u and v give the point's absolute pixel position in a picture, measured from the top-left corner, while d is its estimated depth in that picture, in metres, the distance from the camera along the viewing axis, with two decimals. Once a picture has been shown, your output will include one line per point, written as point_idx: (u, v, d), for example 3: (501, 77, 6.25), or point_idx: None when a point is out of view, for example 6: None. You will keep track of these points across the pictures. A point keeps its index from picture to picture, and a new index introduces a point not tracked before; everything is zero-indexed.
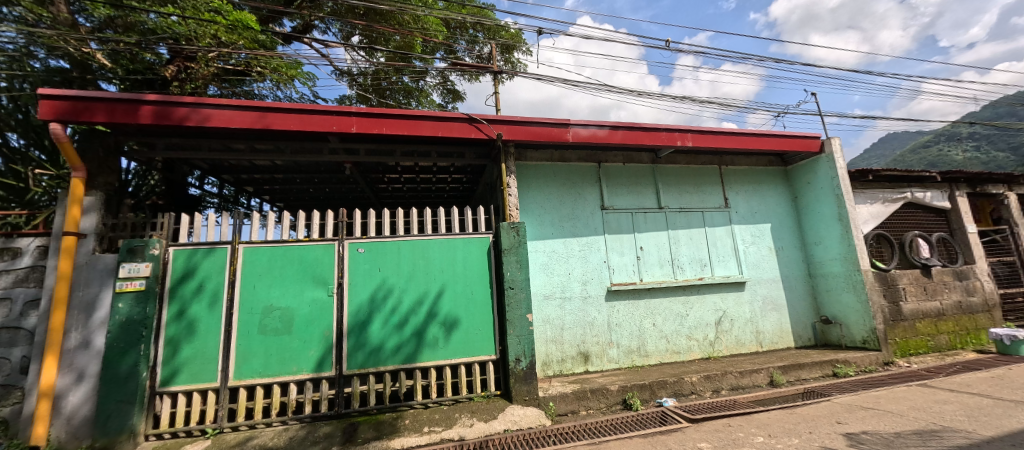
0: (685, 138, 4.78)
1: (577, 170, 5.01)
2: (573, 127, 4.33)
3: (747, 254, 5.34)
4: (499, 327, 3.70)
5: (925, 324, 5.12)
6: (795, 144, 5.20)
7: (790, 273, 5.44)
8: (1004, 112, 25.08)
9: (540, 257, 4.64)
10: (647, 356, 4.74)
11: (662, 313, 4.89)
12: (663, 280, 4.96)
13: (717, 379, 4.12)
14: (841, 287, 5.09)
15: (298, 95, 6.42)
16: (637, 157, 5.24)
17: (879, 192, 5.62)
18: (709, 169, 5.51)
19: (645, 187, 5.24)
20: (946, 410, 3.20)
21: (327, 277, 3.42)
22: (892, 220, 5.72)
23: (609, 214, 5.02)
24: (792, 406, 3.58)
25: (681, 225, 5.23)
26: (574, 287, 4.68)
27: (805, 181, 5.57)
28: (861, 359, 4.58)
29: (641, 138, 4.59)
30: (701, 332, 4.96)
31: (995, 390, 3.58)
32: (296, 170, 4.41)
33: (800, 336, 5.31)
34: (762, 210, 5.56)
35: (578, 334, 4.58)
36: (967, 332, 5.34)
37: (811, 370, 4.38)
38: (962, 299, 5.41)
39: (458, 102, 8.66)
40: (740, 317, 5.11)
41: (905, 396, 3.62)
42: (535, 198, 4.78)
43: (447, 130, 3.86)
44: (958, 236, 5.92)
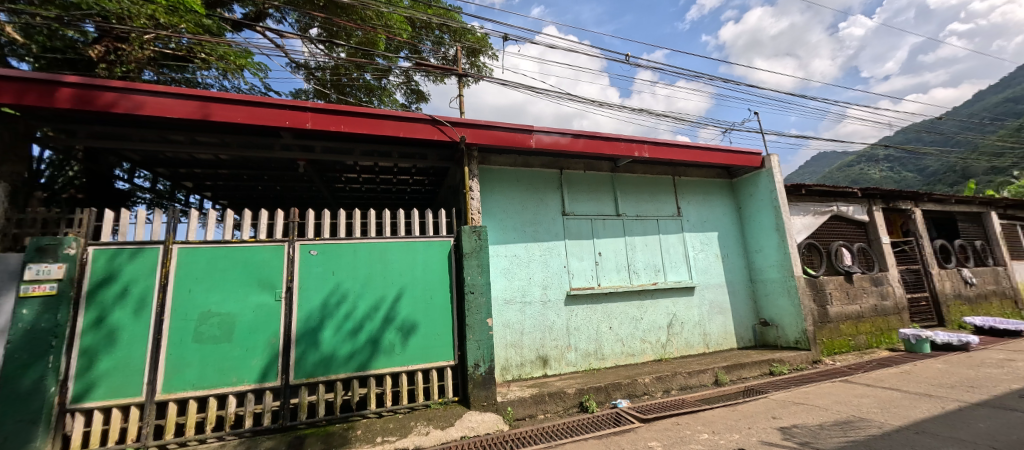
0: (642, 149, 4.98)
1: (539, 176, 5.08)
2: (537, 133, 4.39)
3: (696, 261, 5.64)
4: (458, 332, 3.65)
5: (848, 325, 5.64)
6: (740, 159, 5.59)
7: (734, 278, 5.80)
8: (912, 137, 28.42)
9: (501, 261, 4.64)
10: (603, 359, 4.87)
11: (618, 316, 5.05)
12: (619, 285, 5.12)
13: (668, 380, 4.30)
14: (778, 291, 5.51)
15: (248, 86, 6.06)
16: (597, 165, 5.40)
17: (811, 205, 6.16)
18: (664, 180, 5.78)
19: (604, 195, 5.40)
20: (863, 403, 3.54)
21: (274, 280, 3.22)
22: (821, 230, 6.28)
23: (570, 220, 5.12)
24: (734, 403, 3.81)
25: (637, 232, 5.44)
26: (534, 292, 4.71)
27: (748, 193, 5.99)
28: (794, 358, 4.96)
29: (601, 147, 4.74)
30: (653, 335, 5.16)
31: (903, 384, 4.01)
32: (243, 166, 4.13)
33: (742, 338, 5.67)
34: (711, 219, 5.90)
35: (537, 338, 4.61)
36: (881, 333, 5.94)
37: (751, 370, 4.69)
38: (877, 303, 6.02)
39: (422, 103, 8.52)
40: (689, 320, 5.39)
41: (830, 391, 3.96)
42: (498, 202, 4.79)
43: (410, 130, 3.78)
44: (875, 246, 6.60)
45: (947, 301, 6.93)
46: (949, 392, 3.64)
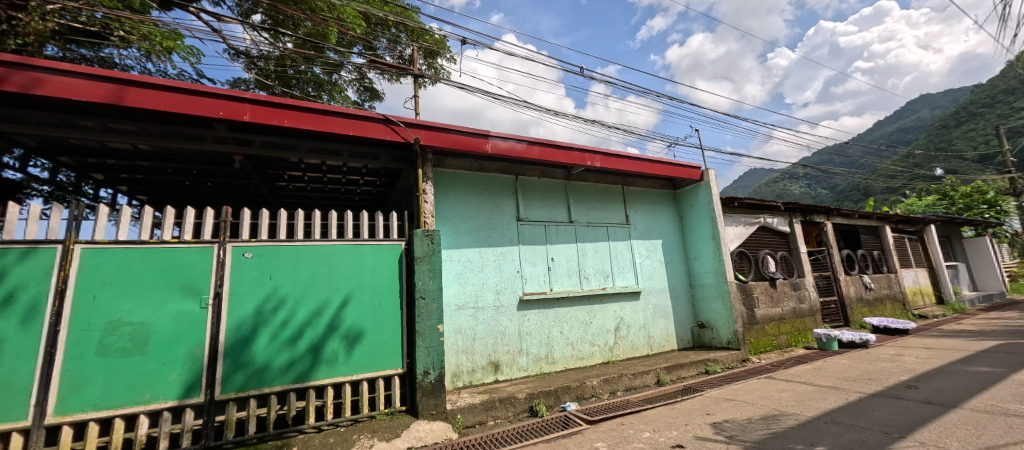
0: (594, 159, 5.15)
1: (495, 181, 5.09)
2: (493, 139, 4.40)
3: (642, 267, 5.92)
4: (407, 339, 3.54)
5: (771, 326, 6.18)
6: (683, 172, 5.96)
7: (676, 283, 6.16)
8: (825, 159, 32.01)
9: (454, 266, 4.57)
10: (554, 363, 4.94)
11: (568, 321, 5.15)
12: (570, 290, 5.24)
13: (614, 382, 4.45)
14: (713, 296, 5.92)
15: (176, 72, 5.55)
16: (551, 172, 5.51)
17: (742, 216, 6.70)
18: (613, 189, 6.02)
19: (557, 202, 5.51)
20: (784, 397, 3.88)
21: (200, 286, 2.93)
22: (750, 240, 6.84)
23: (524, 225, 5.17)
24: (673, 402, 4.02)
25: (588, 239, 5.61)
26: (487, 297, 4.69)
27: (689, 204, 6.40)
28: (726, 358, 5.35)
29: (556, 155, 4.84)
30: (602, 338, 5.33)
31: (817, 379, 4.46)
32: (168, 159, 3.73)
33: (682, 340, 6.01)
34: (656, 227, 6.23)
35: (489, 343, 4.59)
36: (799, 333, 6.57)
37: (689, 370, 4.98)
38: (796, 306, 6.67)
39: (376, 101, 8.25)
40: (635, 324, 5.62)
41: (756, 387, 4.31)
42: (452, 206, 4.72)
43: (361, 129, 3.62)
44: (794, 254, 7.30)
45: (851, 303, 7.83)
46: (852, 385, 4.10)
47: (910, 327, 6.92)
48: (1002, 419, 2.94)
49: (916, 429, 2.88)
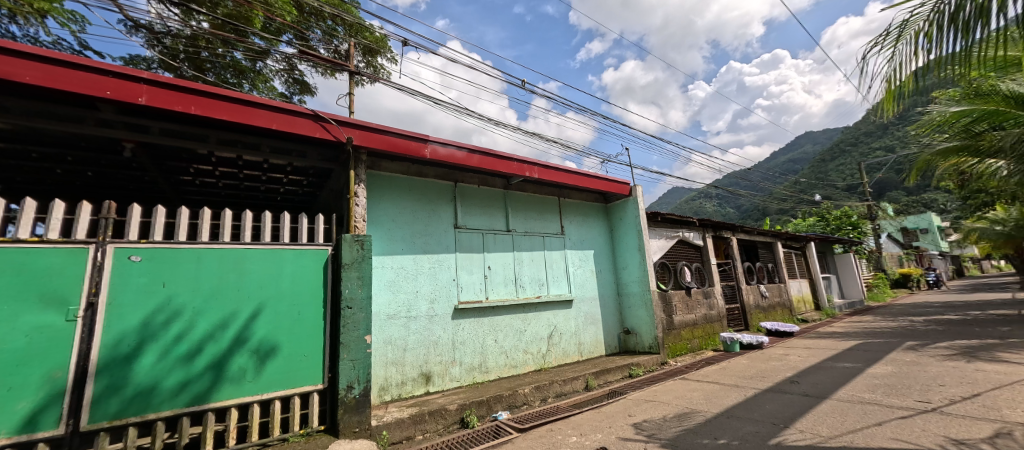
0: (532, 170, 5.27)
1: (433, 187, 4.98)
2: (432, 144, 4.31)
3: (575, 276, 6.15)
4: (330, 352, 3.29)
5: (686, 331, 6.75)
6: (614, 187, 6.33)
7: (605, 292, 6.48)
8: (732, 181, 36.08)
9: (386, 273, 4.37)
10: (487, 372, 4.91)
11: (503, 329, 5.16)
12: (505, 299, 5.27)
13: (545, 389, 4.53)
14: (638, 304, 6.32)
15: (54, 40, 4.70)
16: (490, 181, 5.53)
17: (663, 230, 7.28)
18: (550, 200, 6.21)
19: (496, 210, 5.54)
20: (694, 396, 4.25)
21: (68, 294, 2.47)
22: (670, 252, 7.44)
23: (461, 233, 5.11)
24: (599, 406, 4.20)
25: (524, 248, 5.70)
26: (420, 306, 4.54)
27: (618, 217, 6.80)
28: (647, 361, 5.73)
29: (495, 165, 4.87)
30: (535, 346, 5.41)
31: (722, 378, 4.95)
32: (35, 141, 3.12)
33: (610, 345, 6.32)
34: (588, 238, 6.53)
35: (421, 354, 4.43)
36: (708, 336, 7.25)
37: (614, 374, 5.24)
38: (706, 312, 7.36)
39: (306, 95, 7.70)
40: (567, 331, 5.80)
41: (672, 388, 4.67)
42: (387, 210, 4.53)
43: (285, 123, 3.33)
44: (707, 266, 8.07)
45: (750, 310, 8.84)
46: (749, 382, 4.62)
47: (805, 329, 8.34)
48: (859, 406, 3.50)
49: (798, 419, 3.31)
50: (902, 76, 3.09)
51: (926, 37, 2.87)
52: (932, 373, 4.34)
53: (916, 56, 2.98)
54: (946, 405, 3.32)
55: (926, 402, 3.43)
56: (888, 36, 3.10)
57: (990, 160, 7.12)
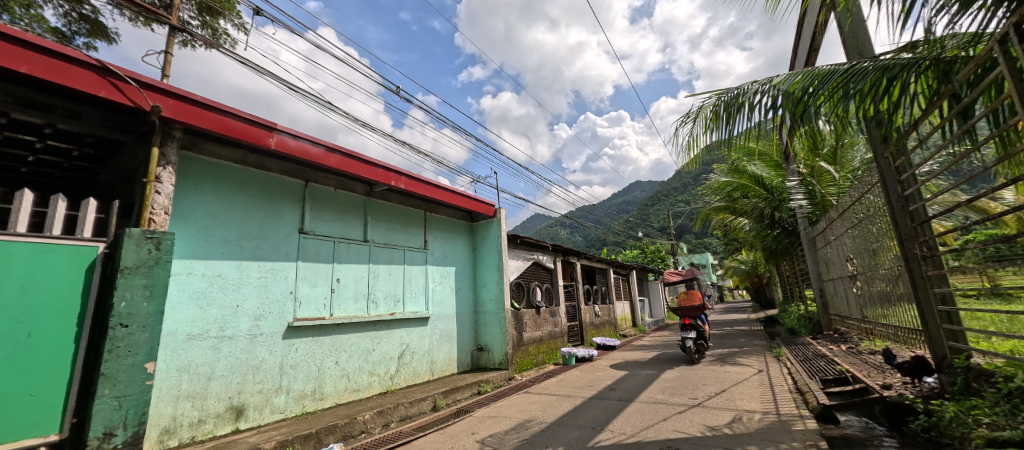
0: (399, 180, 5.02)
1: (276, 183, 4.27)
2: (280, 133, 3.72)
3: (434, 292, 6.03)
4: (80, 387, 2.43)
5: (533, 347, 7.24)
6: (480, 207, 6.50)
7: (462, 310, 6.49)
8: None
9: (194, 282, 3.49)
10: (322, 400, 4.31)
11: (348, 349, 4.64)
12: (354, 315, 4.79)
13: (388, 413, 4.22)
14: (492, 321, 6.53)
15: None
16: (350, 185, 5.05)
17: (520, 252, 7.75)
18: (415, 213, 6.01)
19: (353, 219, 5.06)
20: (534, 408, 4.51)
21: None
22: (526, 272, 7.92)
23: (307, 239, 4.48)
24: (444, 426, 4.12)
25: (382, 261, 5.33)
26: (240, 324, 3.76)
27: (481, 236, 6.99)
28: (496, 377, 5.90)
29: (358, 168, 4.48)
30: (383, 366, 5.01)
31: (558, 389, 5.44)
32: None
33: (462, 363, 6.30)
34: (451, 255, 6.50)
35: (231, 383, 3.62)
36: (551, 351, 7.92)
37: (463, 392, 5.23)
38: (551, 329, 8.07)
39: (101, 41, 5.83)
40: (420, 349, 5.58)
41: (515, 402, 4.90)
42: (205, 204, 3.67)
43: (46, 69, 2.41)
44: (554, 287, 8.87)
45: (586, 326, 10.06)
46: (579, 391, 5.18)
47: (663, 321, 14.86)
48: (655, 405, 4.27)
49: (611, 421, 3.84)
50: (695, 148, 4.05)
51: (711, 122, 3.84)
52: (702, 375, 5.62)
53: (705, 134, 3.96)
54: (708, 399, 4.30)
55: (695, 399, 4.39)
56: (690, 114, 4.03)
57: (741, 219, 9.91)
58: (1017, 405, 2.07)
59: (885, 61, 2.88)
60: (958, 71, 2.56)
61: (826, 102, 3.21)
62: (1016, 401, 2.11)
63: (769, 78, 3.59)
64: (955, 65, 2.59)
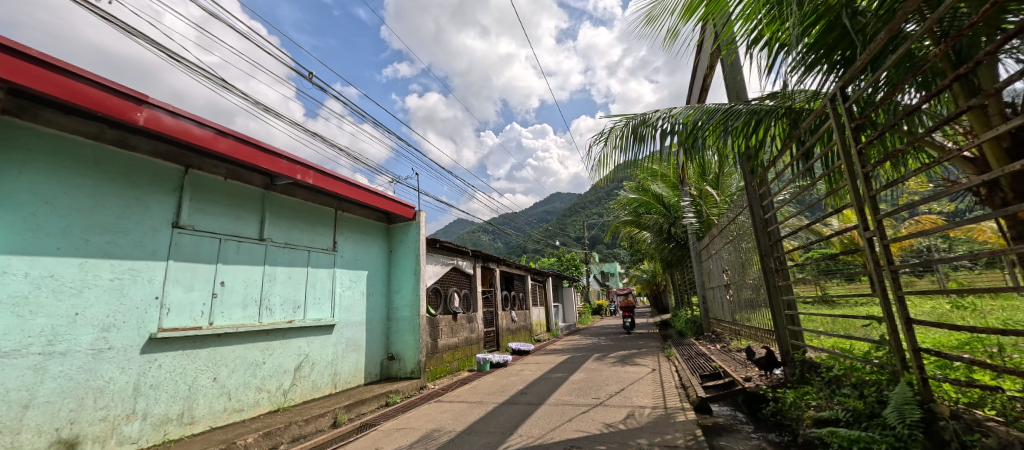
0: (306, 173, 4.57)
1: (145, 168, 3.59)
2: (153, 108, 3.15)
3: (341, 298, 5.57)
4: None
5: (447, 354, 7.10)
6: (399, 208, 6.20)
7: (373, 316, 6.11)
8: None
9: (10, 284, 2.76)
10: (192, 423, 3.68)
11: (230, 363, 4.05)
12: (241, 324, 4.20)
13: (277, 434, 3.76)
14: (405, 328, 6.24)
15: None
16: (245, 176, 4.46)
17: (439, 257, 7.56)
18: (325, 211, 5.52)
19: (247, 214, 4.46)
20: (444, 417, 4.40)
21: None
22: (444, 278, 7.72)
23: (184, 235, 3.83)
24: (344, 444, 3.79)
25: (280, 262, 4.78)
26: (81, 336, 3.06)
27: (397, 239, 6.66)
28: (406, 387, 5.62)
29: (255, 157, 3.97)
30: (274, 381, 4.47)
31: (470, 396, 5.38)
32: None
33: (370, 373, 5.90)
34: (363, 258, 6.08)
35: (60, 411, 2.91)
36: (466, 358, 7.83)
37: (369, 404, 4.89)
38: (466, 335, 8.00)
39: None
40: (321, 360, 5.09)
41: (425, 412, 4.72)
42: (36, 186, 2.93)
43: None
44: (473, 293, 8.81)
45: (502, 332, 10.18)
46: (490, 397, 5.18)
47: (604, 325, 18.18)
48: (562, 407, 4.45)
49: (520, 425, 3.90)
50: (606, 165, 4.38)
51: (620, 143, 4.19)
52: (606, 376, 6.04)
53: (614, 154, 4.30)
54: (609, 398, 4.62)
55: (598, 398, 4.68)
56: (602, 134, 4.35)
57: (644, 232, 10.98)
58: (834, 390, 2.58)
59: (755, 105, 3.43)
60: (803, 120, 3.15)
61: (711, 135, 3.72)
62: (834, 386, 2.63)
63: (670, 109, 4.05)
64: (801, 114, 3.18)
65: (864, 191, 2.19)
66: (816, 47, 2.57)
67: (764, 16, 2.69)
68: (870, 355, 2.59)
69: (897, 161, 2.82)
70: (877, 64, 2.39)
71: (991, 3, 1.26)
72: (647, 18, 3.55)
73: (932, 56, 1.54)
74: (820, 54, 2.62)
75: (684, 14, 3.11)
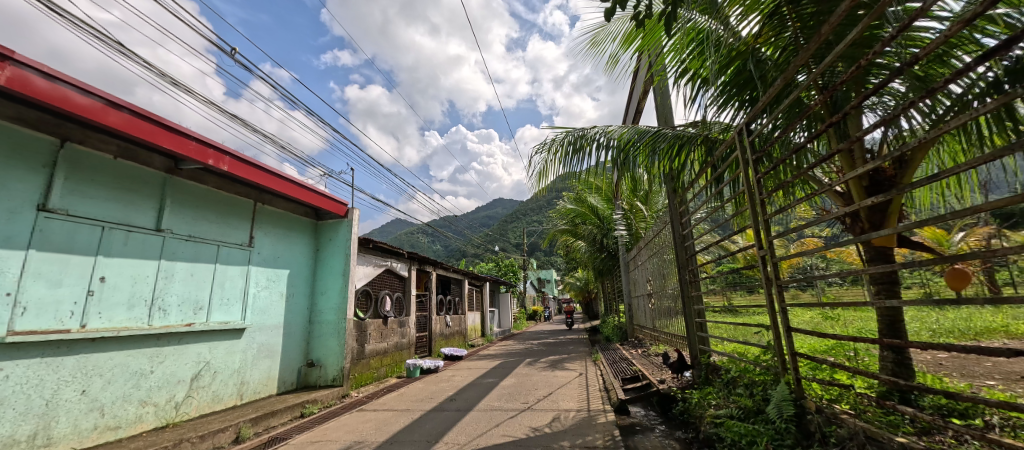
0: (220, 159, 4.10)
1: (5, 137, 2.98)
2: (20, 66, 2.63)
3: (255, 299, 5.06)
4: None
5: (374, 359, 6.75)
6: (328, 204, 5.80)
7: (292, 320, 5.61)
8: None
9: None
10: (48, 446, 3.08)
11: (107, 373, 3.47)
12: (125, 326, 3.62)
13: None
14: (328, 333, 5.82)
15: None
16: (143, 156, 3.89)
17: (372, 258, 7.19)
18: (241, 202, 4.99)
19: (141, 200, 3.88)
20: (366, 427, 4.17)
21: None
22: (376, 280, 7.35)
23: (54, 220, 3.23)
24: None
25: (181, 257, 4.22)
26: None
27: (325, 237, 6.21)
28: (326, 396, 5.23)
29: (155, 135, 3.47)
30: (164, 393, 3.90)
31: (395, 404, 5.16)
32: None
33: (284, 381, 5.40)
34: (283, 256, 5.58)
35: None
36: (395, 364, 7.51)
37: (281, 416, 4.47)
38: (396, 340, 7.69)
39: None
40: (225, 368, 4.55)
41: (344, 422, 4.42)
42: None
43: None
44: (406, 297, 8.50)
45: (435, 337, 9.96)
46: (417, 405, 5.02)
47: (537, 331, 18.58)
48: (490, 412, 4.45)
49: (446, 433, 3.82)
50: (544, 175, 4.53)
51: (559, 156, 4.37)
52: (536, 381, 6.17)
53: (553, 165, 4.46)
54: (537, 403, 4.71)
55: (526, 403, 4.75)
56: (542, 145, 4.47)
57: (579, 242, 11.52)
58: (731, 389, 2.89)
59: (679, 131, 3.76)
60: (717, 148, 3.52)
61: (641, 155, 4.00)
62: (731, 386, 2.94)
63: (607, 126, 4.30)
64: (716, 143, 3.56)
65: (760, 215, 2.50)
66: (730, 86, 2.90)
67: (690, 52, 2.97)
68: (759, 359, 2.95)
69: (788, 191, 3.28)
70: (775, 105, 2.77)
71: (857, 65, 1.49)
72: (591, 41, 3.75)
73: (815, 104, 1.81)
74: (731, 94, 2.95)
75: (623, 41, 3.35)
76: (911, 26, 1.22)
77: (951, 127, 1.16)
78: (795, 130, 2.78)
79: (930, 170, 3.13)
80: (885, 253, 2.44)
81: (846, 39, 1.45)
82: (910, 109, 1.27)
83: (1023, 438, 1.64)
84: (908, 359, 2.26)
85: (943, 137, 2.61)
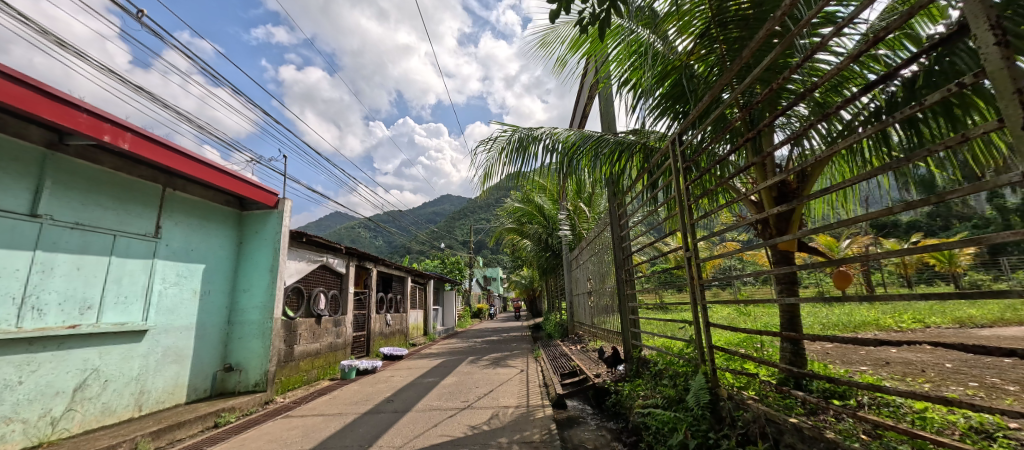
0: (118, 136, 3.56)
1: None
2: None
3: (161, 297, 4.47)
4: None
5: (304, 362, 6.30)
6: (254, 193, 5.27)
7: (207, 320, 5.05)
8: None
9: None
10: None
11: None
12: None
13: None
14: (250, 334, 5.32)
15: None
16: (13, 126, 3.26)
17: (305, 253, 6.69)
18: (145, 187, 4.38)
19: (10, 179, 3.26)
20: (291, 435, 3.87)
21: None
22: (309, 276, 6.86)
23: None
24: None
25: (64, 248, 3.61)
26: None
27: (249, 229, 5.65)
28: (246, 403, 4.78)
29: (30, 103, 2.92)
30: (37, 407, 3.32)
31: (326, 408, 4.85)
32: None
33: (195, 389, 4.85)
34: (197, 249, 4.99)
35: None
36: (327, 365, 7.07)
37: (189, 428, 4.00)
38: (329, 341, 7.23)
39: None
40: (120, 376, 3.99)
41: (267, 431, 4.07)
42: None
43: None
44: (342, 294, 8.02)
45: (374, 336, 9.54)
46: (351, 408, 4.77)
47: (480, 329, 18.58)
48: (428, 412, 4.36)
49: (380, 436, 3.67)
50: (488, 176, 4.58)
51: (504, 157, 4.41)
52: (477, 379, 6.15)
53: (498, 166, 4.49)
54: (477, 401, 4.70)
55: (466, 401, 4.72)
56: (487, 142, 4.45)
57: (525, 241, 11.72)
58: (657, 381, 3.10)
59: (620, 138, 3.95)
60: (652, 156, 3.75)
61: (584, 159, 4.14)
62: (658, 377, 3.16)
63: (552, 128, 4.40)
64: (652, 150, 3.77)
65: (688, 220, 2.70)
66: (665, 98, 3.09)
67: (630, 63, 3.13)
68: (683, 352, 3.19)
69: (712, 198, 3.59)
70: (702, 119, 3.00)
71: (770, 87, 1.65)
72: (541, 42, 3.80)
73: (735, 120, 1.99)
74: (666, 105, 3.15)
75: (571, 47, 3.45)
76: (813, 56, 1.37)
77: (843, 148, 1.33)
78: (720, 143, 3.04)
79: (824, 185, 3.60)
80: (788, 256, 2.75)
81: (762, 63, 1.61)
82: (810, 129, 1.44)
83: (884, 414, 1.94)
84: (802, 350, 2.57)
85: (837, 157, 3.00)
